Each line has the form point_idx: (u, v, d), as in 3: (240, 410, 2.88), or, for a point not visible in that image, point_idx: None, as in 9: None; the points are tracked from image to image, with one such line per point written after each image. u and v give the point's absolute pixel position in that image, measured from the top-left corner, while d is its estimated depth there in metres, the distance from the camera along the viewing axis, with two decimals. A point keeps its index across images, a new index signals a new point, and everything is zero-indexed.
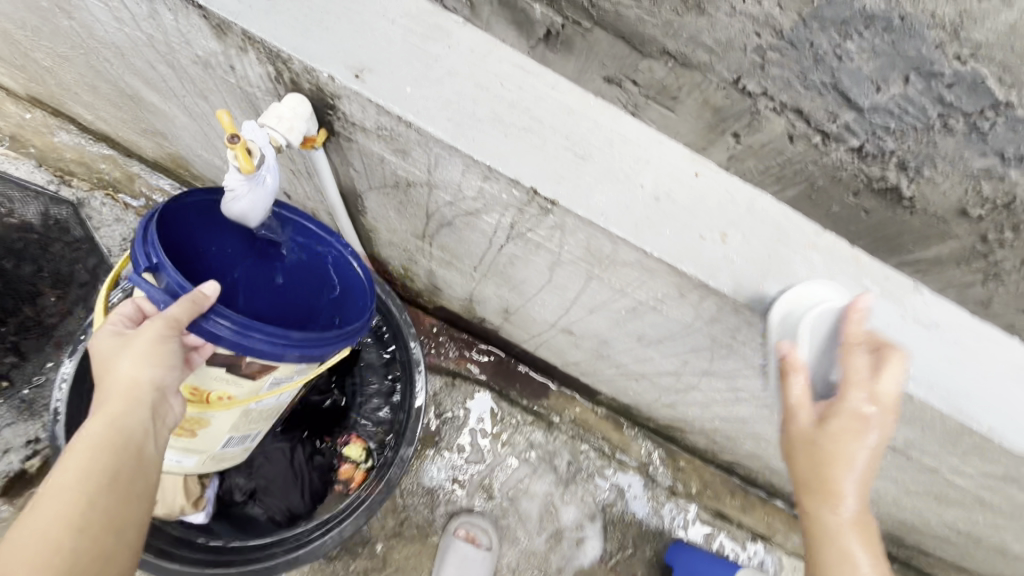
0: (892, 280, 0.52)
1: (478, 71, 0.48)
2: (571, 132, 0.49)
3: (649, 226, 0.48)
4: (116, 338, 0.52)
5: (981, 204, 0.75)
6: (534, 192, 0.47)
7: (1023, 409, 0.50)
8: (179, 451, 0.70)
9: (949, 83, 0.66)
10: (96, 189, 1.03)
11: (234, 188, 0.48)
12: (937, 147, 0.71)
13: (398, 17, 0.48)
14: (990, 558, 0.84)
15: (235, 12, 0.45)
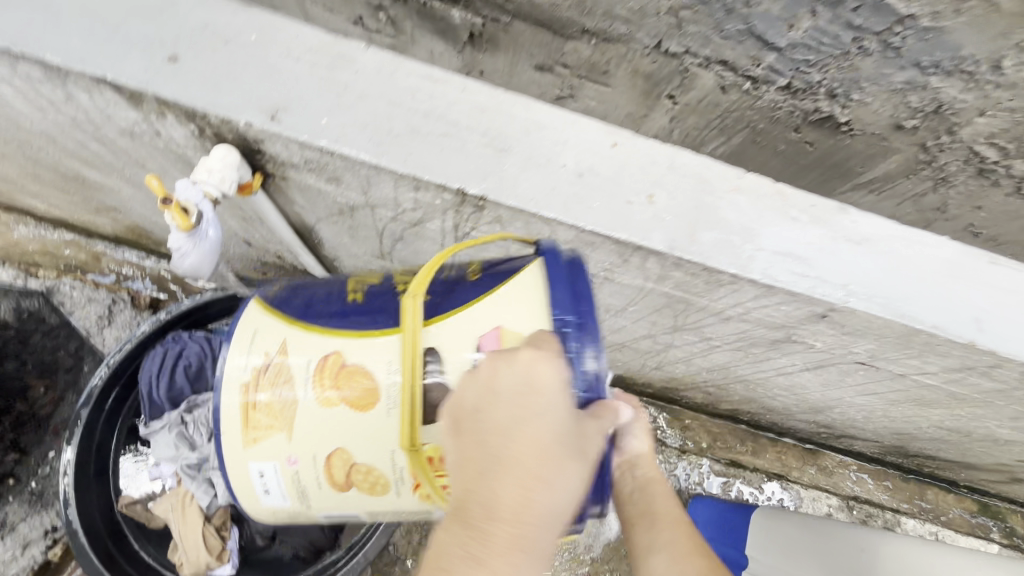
0: (820, 206, 0.54)
1: (387, 89, 0.50)
2: (489, 127, 0.51)
3: (578, 203, 0.51)
4: (580, 432, 0.46)
5: (913, 114, 0.78)
6: (462, 193, 0.50)
7: (965, 300, 0.52)
8: (294, 485, 0.55)
9: (854, 7, 0.65)
10: (64, 274, 1.03)
11: (179, 245, 0.51)
12: (859, 70, 0.72)
13: (302, 55, 0.49)
14: (986, 451, 0.88)
15: (142, 80, 0.46)
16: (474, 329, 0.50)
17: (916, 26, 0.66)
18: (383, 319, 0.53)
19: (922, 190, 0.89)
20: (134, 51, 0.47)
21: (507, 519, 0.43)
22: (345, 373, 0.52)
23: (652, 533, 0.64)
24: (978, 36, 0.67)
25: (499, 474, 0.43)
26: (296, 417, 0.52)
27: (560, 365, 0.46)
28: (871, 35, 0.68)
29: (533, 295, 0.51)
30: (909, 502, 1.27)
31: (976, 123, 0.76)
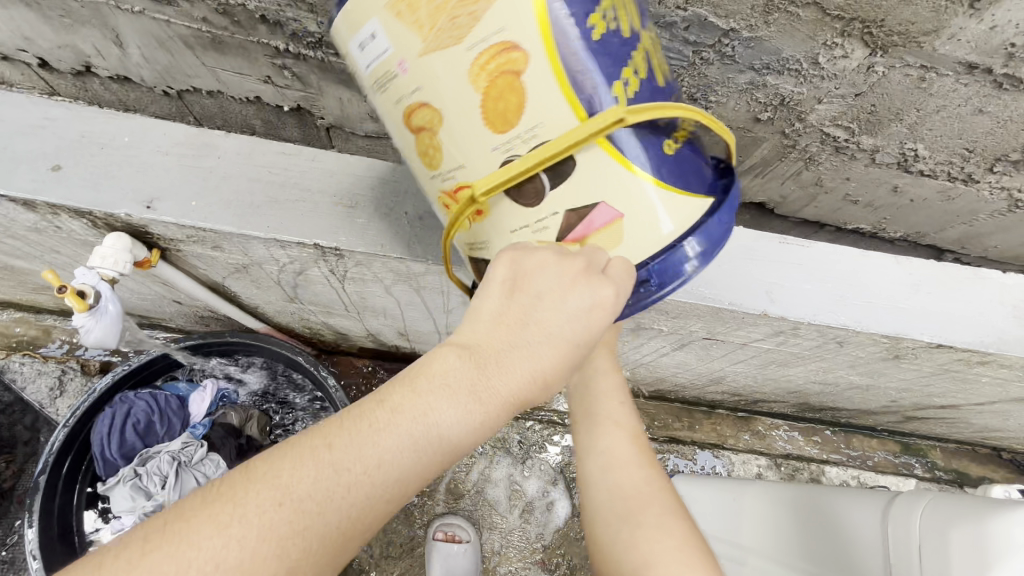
0: None
1: (249, 168, 0.64)
2: (338, 190, 0.65)
3: (417, 243, 0.64)
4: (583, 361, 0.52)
5: (764, 108, 1.06)
6: (319, 246, 0.62)
7: (755, 278, 0.64)
8: (398, 49, 0.49)
9: (684, 26, 0.90)
10: (13, 352, 1.10)
11: (83, 326, 0.60)
12: (709, 78, 1.01)
13: (168, 148, 0.64)
14: (868, 399, 1.00)
15: (32, 190, 0.58)
16: (618, 200, 0.50)
17: (739, 38, 0.91)
18: (592, 85, 0.47)
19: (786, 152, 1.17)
20: (29, 166, 0.60)
21: (521, 393, 0.47)
22: (505, 80, 0.47)
23: (593, 436, 0.70)
24: (789, 41, 0.90)
25: (531, 343, 0.47)
26: (445, 49, 0.47)
27: (610, 307, 0.50)
28: (706, 48, 0.94)
29: (680, 217, 0.53)
30: (837, 452, 1.38)
31: (816, 108, 1.03)
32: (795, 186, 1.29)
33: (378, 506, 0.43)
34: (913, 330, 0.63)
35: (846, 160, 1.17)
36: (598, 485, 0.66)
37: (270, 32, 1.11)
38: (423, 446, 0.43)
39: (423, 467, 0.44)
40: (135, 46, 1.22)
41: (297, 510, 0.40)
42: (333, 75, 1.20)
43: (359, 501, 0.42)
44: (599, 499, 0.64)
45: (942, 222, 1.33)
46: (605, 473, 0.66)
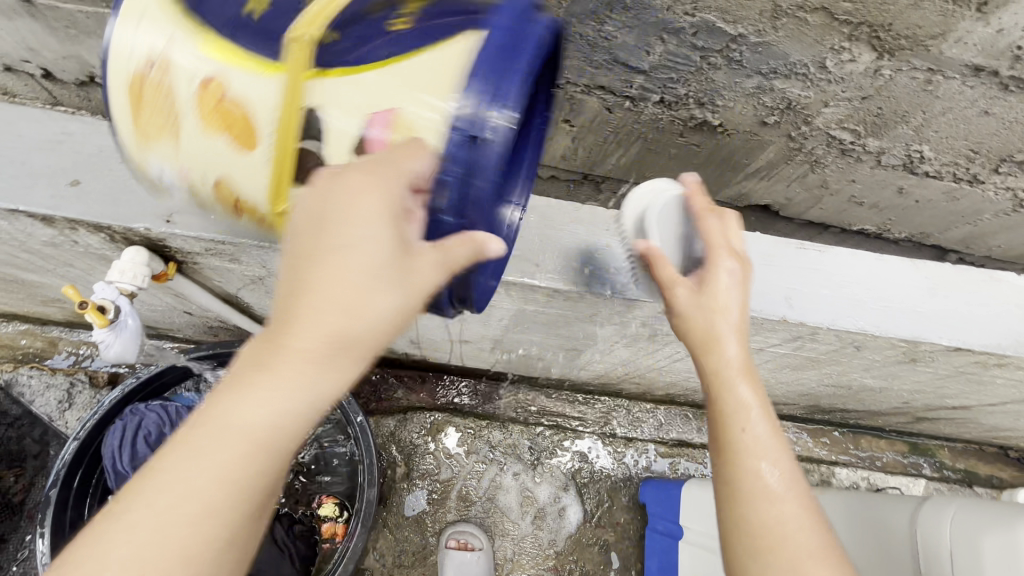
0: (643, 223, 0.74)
1: None
2: None
3: None
4: (407, 252, 0.47)
5: (770, 113, 1.06)
6: None
7: (776, 284, 0.65)
8: (162, 168, 0.54)
9: (692, 32, 0.91)
10: (21, 365, 1.09)
11: (104, 339, 0.61)
12: (716, 83, 1.02)
13: None
14: (879, 400, 1.00)
15: (51, 205, 0.59)
16: (380, 90, 0.50)
17: (747, 43, 0.91)
18: (268, 52, 0.50)
19: (791, 155, 1.18)
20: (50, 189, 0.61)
21: (325, 333, 0.45)
22: (222, 108, 0.50)
23: (739, 459, 0.56)
24: (796, 46, 0.90)
25: (317, 289, 0.45)
26: (179, 127, 0.51)
27: (378, 184, 0.45)
28: (714, 53, 0.95)
29: (439, 81, 0.49)
30: (846, 453, 1.38)
31: (823, 111, 1.04)
32: (800, 188, 1.30)
33: (214, 506, 0.42)
34: (933, 334, 0.65)
35: (851, 162, 1.17)
36: (749, 518, 0.54)
37: None
38: (210, 424, 0.43)
39: (218, 442, 0.43)
40: None
41: (179, 540, 0.41)
42: None
43: (189, 514, 0.41)
44: (735, 536, 0.55)
45: (947, 223, 1.34)
46: (753, 502, 0.54)
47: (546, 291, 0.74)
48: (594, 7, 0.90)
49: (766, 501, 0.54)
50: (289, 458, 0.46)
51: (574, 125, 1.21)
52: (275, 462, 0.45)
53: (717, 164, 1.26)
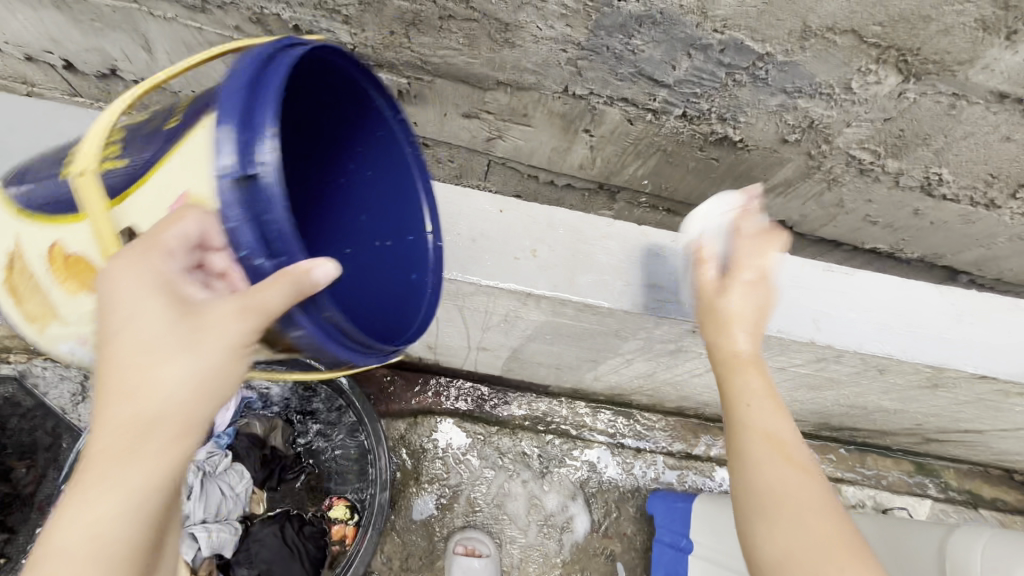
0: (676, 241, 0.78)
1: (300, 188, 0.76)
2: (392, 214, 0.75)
3: (471, 262, 0.74)
4: (192, 313, 0.45)
5: (792, 130, 1.07)
6: None
7: (802, 302, 0.68)
8: (59, 342, 0.63)
9: (720, 49, 0.92)
10: (33, 356, 1.08)
11: None
12: (739, 99, 1.02)
13: None
14: (891, 421, 1.00)
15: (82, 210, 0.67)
16: (170, 183, 0.52)
17: (774, 61, 0.92)
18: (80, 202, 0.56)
19: (810, 172, 1.18)
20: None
21: (120, 422, 0.43)
22: (68, 264, 0.57)
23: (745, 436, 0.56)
24: (824, 66, 0.91)
25: (103, 384, 0.44)
26: (53, 302, 0.60)
27: (134, 265, 0.45)
28: (740, 70, 0.95)
29: (203, 150, 0.49)
30: (851, 470, 1.38)
31: (845, 131, 1.04)
32: (815, 206, 1.30)
33: None
34: (958, 359, 0.68)
35: (868, 182, 1.18)
36: (753, 487, 0.54)
37: None
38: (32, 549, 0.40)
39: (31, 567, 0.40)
40: (162, 51, 1.22)
41: None
42: None
43: None
44: (745, 501, 0.54)
45: (959, 245, 1.35)
46: (775, 467, 0.54)
47: (578, 305, 0.74)
48: (623, 20, 0.91)
49: (778, 466, 0.54)
50: (127, 542, 0.41)
51: (594, 135, 1.22)
52: (103, 557, 0.40)
53: (734, 178, 1.26)
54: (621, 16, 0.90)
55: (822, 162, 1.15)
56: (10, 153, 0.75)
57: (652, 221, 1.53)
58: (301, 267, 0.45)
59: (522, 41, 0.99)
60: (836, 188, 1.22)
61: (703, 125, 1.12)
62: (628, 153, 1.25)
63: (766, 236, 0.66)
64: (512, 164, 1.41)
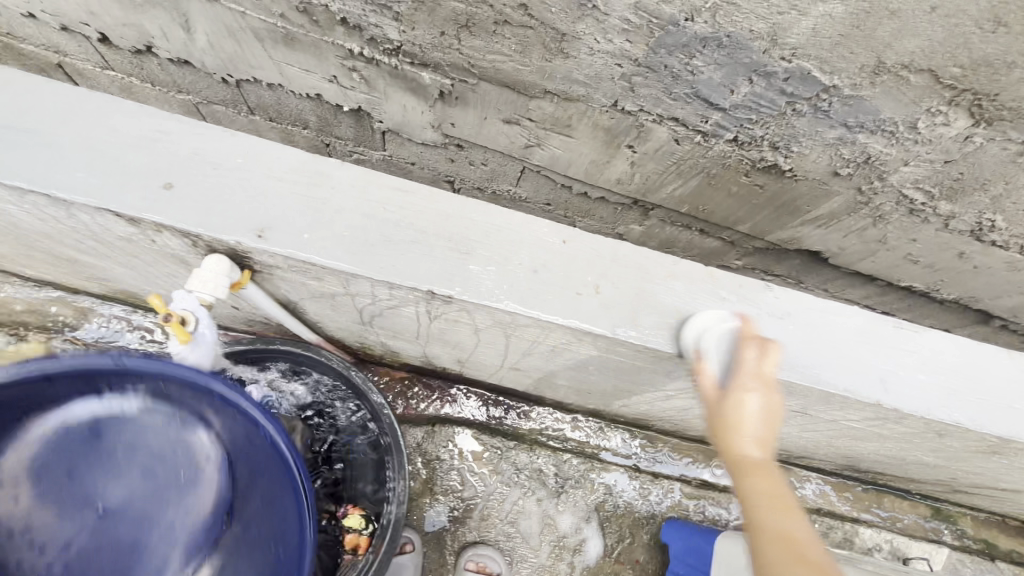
0: (746, 287, 0.77)
1: (362, 205, 0.73)
2: (454, 238, 0.74)
3: (532, 296, 0.72)
4: None
5: (846, 165, 1.04)
6: (433, 292, 0.70)
7: (862, 364, 0.72)
8: None
9: (784, 78, 0.89)
10: (54, 337, 1.20)
11: (178, 353, 0.69)
12: (796, 128, 0.99)
13: (283, 176, 0.73)
14: (926, 473, 0.97)
15: (138, 208, 0.66)
16: None
17: (840, 94, 0.88)
18: None
19: (857, 206, 1.15)
20: (241, 230, 0.68)
21: None
22: None
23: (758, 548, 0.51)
24: (891, 103, 0.88)
25: None
26: None
27: None
28: (801, 101, 0.92)
29: None
30: (868, 511, 1.35)
31: (901, 170, 1.01)
32: (857, 240, 1.27)
33: None
34: (984, 424, 0.71)
35: (916, 221, 1.14)
36: None
37: (347, 35, 1.08)
38: None
39: None
40: (202, 31, 1.19)
41: None
42: (402, 82, 1.17)
43: None
44: None
45: (1001, 291, 1.31)
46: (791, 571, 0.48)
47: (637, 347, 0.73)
48: (687, 40, 0.87)
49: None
50: None
51: (637, 152, 1.18)
52: None
53: (775, 207, 1.24)
54: (685, 36, 0.87)
55: (872, 198, 1.11)
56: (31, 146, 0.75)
57: (683, 240, 1.50)
58: None
59: (576, 53, 0.96)
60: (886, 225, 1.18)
61: (752, 152, 1.08)
62: (670, 173, 1.22)
63: (762, 350, 0.62)
64: (547, 173, 1.38)
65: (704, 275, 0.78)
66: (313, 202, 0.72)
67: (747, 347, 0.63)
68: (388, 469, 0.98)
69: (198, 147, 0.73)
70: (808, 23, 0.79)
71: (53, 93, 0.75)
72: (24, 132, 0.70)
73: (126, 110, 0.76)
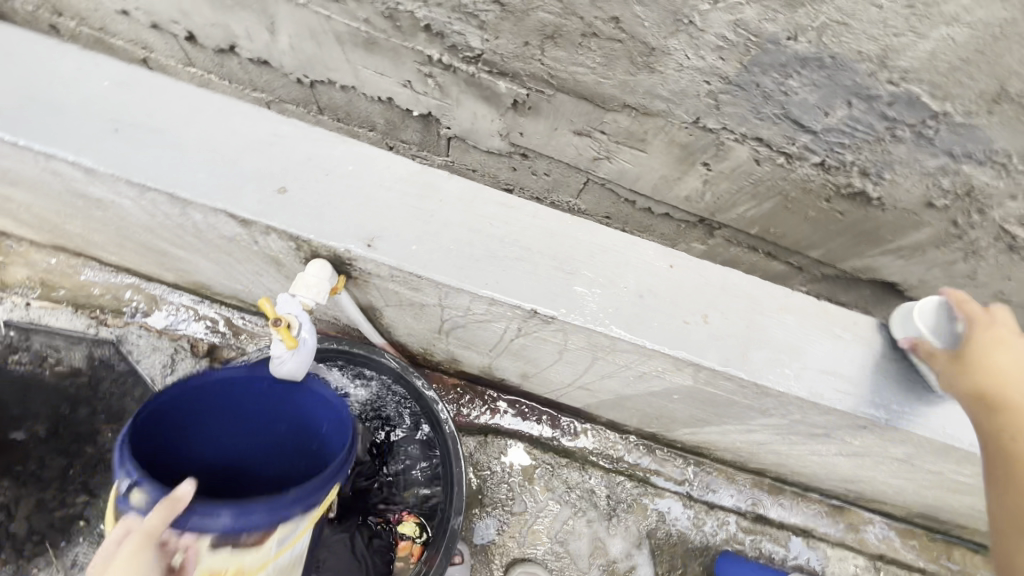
0: (862, 324, 0.92)
1: (471, 217, 0.86)
2: (560, 258, 0.86)
3: (638, 319, 0.84)
4: None
5: (943, 195, 0.99)
6: (535, 311, 0.83)
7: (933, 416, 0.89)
8: None
9: (888, 102, 0.85)
10: (130, 323, 1.21)
11: (281, 356, 0.76)
12: (893, 154, 0.94)
13: (392, 184, 0.86)
14: None
15: (260, 213, 0.80)
16: None
17: (950, 121, 0.85)
18: None
19: (948, 240, 1.09)
20: (350, 238, 0.81)
21: None
22: None
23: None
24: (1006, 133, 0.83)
25: None
26: None
27: None
28: (903, 126, 0.88)
29: None
30: (937, 563, 1.24)
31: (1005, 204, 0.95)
32: (941, 273, 1.20)
33: None
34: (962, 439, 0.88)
35: (1013, 258, 1.08)
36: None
37: (428, 41, 1.08)
38: None
39: None
40: (285, 33, 1.22)
41: None
42: (476, 89, 1.16)
43: None
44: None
45: None
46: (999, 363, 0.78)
47: (744, 378, 0.85)
48: (786, 59, 0.84)
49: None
50: None
51: (713, 170, 1.13)
52: None
53: (853, 236, 1.18)
54: (785, 55, 0.84)
55: (966, 230, 1.05)
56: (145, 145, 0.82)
57: (746, 263, 1.40)
58: (179, 494, 0.61)
59: (664, 68, 0.94)
60: (976, 260, 1.11)
61: (838, 177, 1.04)
62: (743, 195, 1.18)
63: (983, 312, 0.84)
64: (612, 186, 1.32)
65: (819, 311, 0.92)
66: (420, 214, 0.85)
67: (967, 304, 0.84)
68: (447, 478, 0.98)
69: (310, 153, 0.86)
70: (925, 46, 0.76)
71: (179, 100, 0.88)
72: (160, 136, 0.83)
73: (242, 112, 0.88)
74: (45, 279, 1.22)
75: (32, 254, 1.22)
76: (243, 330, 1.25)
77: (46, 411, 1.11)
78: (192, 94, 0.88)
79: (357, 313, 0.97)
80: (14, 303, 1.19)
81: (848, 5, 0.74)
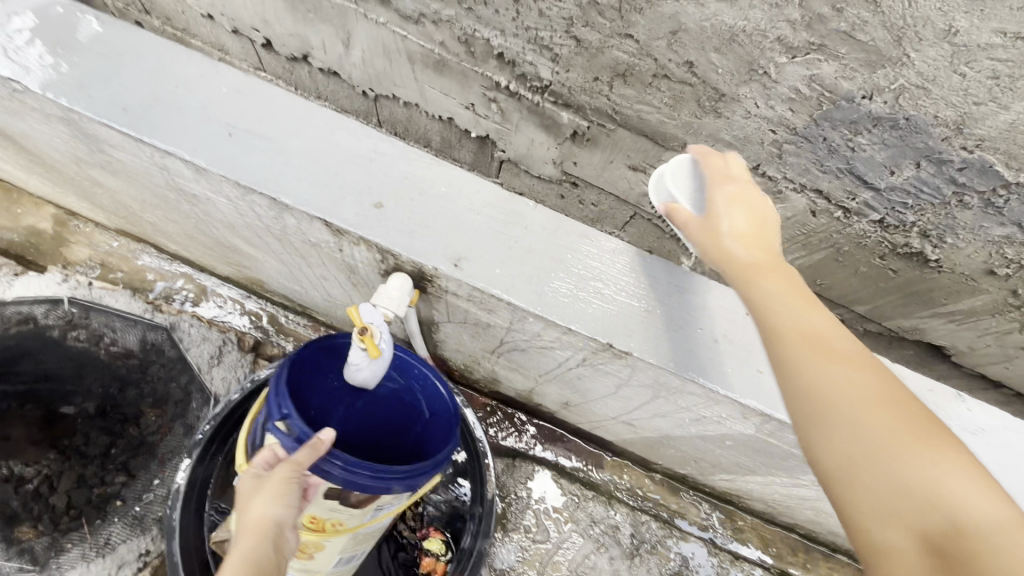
0: (933, 391, 0.93)
1: (555, 247, 0.88)
2: (640, 295, 0.87)
3: (713, 364, 0.85)
4: None
5: (1005, 263, 0.98)
6: (610, 345, 0.83)
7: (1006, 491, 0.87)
8: None
9: (959, 167, 0.85)
10: (182, 313, 1.27)
11: (358, 361, 0.80)
12: (957, 219, 0.94)
13: (481, 208, 0.89)
14: None
15: (356, 223, 0.83)
16: None
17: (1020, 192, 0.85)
18: None
19: (1005, 308, 1.08)
20: (439, 256, 0.83)
21: None
22: None
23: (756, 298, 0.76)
24: None
25: None
26: None
27: None
28: (972, 192, 0.88)
29: None
30: None
31: None
32: (993, 341, 1.17)
33: None
34: None
35: None
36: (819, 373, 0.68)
37: (498, 68, 1.12)
38: None
39: None
40: (359, 48, 1.27)
41: None
42: (538, 118, 1.19)
43: None
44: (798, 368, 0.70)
45: None
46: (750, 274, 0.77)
47: None
48: (858, 117, 0.85)
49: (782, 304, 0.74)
50: None
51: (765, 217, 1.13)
52: None
53: (903, 296, 1.17)
54: (858, 112, 0.85)
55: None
56: (246, 146, 0.87)
57: None
58: (323, 437, 0.74)
59: (730, 113, 0.95)
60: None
61: (896, 235, 1.03)
62: (793, 245, 1.17)
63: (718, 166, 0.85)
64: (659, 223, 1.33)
65: (891, 373, 0.94)
66: (506, 239, 0.87)
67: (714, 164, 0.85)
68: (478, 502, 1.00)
69: (407, 171, 0.89)
70: (1006, 117, 0.76)
71: (275, 106, 0.92)
72: (263, 140, 0.88)
73: (339, 125, 0.93)
74: (104, 262, 1.29)
75: (98, 237, 1.30)
76: (285, 328, 1.29)
77: (97, 389, 1.14)
78: (288, 103, 0.93)
79: (414, 326, 0.99)
80: (77, 282, 1.25)
81: (929, 70, 0.75)
